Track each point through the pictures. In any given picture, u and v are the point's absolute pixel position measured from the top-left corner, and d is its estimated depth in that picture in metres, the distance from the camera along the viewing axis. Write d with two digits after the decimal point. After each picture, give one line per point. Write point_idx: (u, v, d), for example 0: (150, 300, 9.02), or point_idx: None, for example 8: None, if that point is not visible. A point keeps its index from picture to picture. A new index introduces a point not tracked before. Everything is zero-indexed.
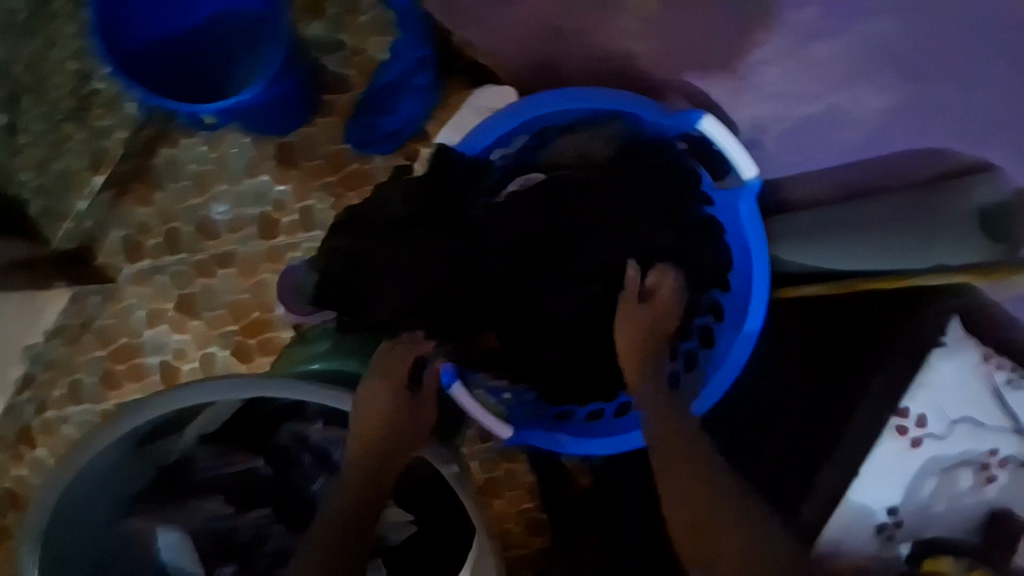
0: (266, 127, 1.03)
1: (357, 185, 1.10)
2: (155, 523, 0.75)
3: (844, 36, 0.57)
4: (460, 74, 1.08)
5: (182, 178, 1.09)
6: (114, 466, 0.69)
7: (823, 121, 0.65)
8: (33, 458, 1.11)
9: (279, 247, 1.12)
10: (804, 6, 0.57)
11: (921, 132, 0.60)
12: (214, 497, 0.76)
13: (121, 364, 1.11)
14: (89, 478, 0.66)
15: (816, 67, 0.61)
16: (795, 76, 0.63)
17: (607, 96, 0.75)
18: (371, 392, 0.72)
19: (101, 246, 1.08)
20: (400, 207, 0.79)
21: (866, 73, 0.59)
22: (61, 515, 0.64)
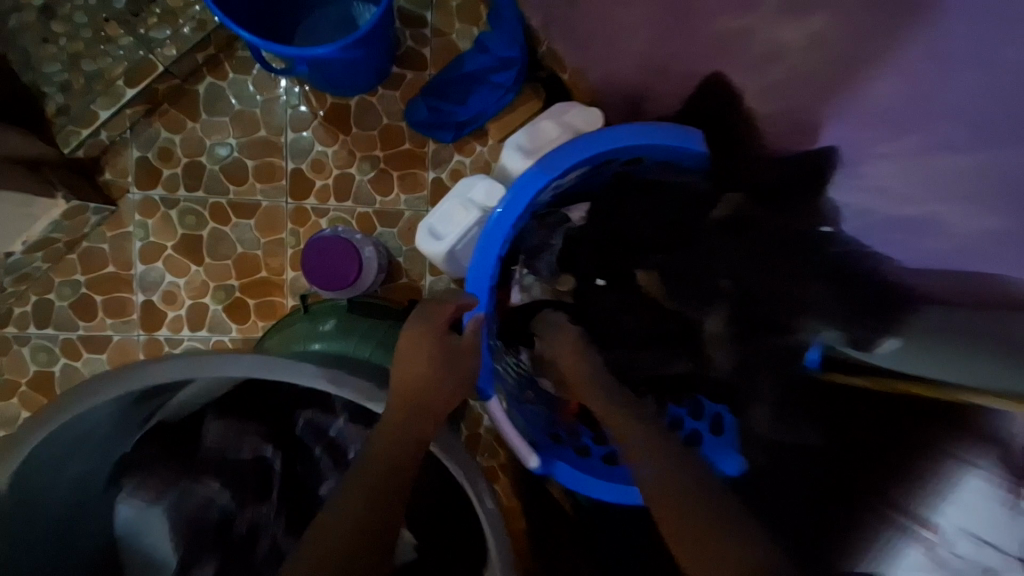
0: (332, 86, 0.99)
1: (407, 165, 1.06)
2: (151, 491, 0.70)
3: (981, 155, 0.47)
4: (537, 82, 1.04)
5: (223, 113, 1.03)
6: (108, 416, 0.60)
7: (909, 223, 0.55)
8: None
9: (308, 209, 1.05)
10: (944, 117, 0.49)
11: (997, 260, 0.46)
12: (207, 481, 0.70)
13: (101, 295, 1.02)
14: (82, 429, 0.58)
15: (928, 165, 0.52)
16: (907, 175, 0.54)
17: (695, 136, 0.74)
18: (407, 341, 0.68)
19: (113, 163, 1.01)
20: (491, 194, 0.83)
21: (983, 196, 0.47)
22: (33, 466, 0.56)
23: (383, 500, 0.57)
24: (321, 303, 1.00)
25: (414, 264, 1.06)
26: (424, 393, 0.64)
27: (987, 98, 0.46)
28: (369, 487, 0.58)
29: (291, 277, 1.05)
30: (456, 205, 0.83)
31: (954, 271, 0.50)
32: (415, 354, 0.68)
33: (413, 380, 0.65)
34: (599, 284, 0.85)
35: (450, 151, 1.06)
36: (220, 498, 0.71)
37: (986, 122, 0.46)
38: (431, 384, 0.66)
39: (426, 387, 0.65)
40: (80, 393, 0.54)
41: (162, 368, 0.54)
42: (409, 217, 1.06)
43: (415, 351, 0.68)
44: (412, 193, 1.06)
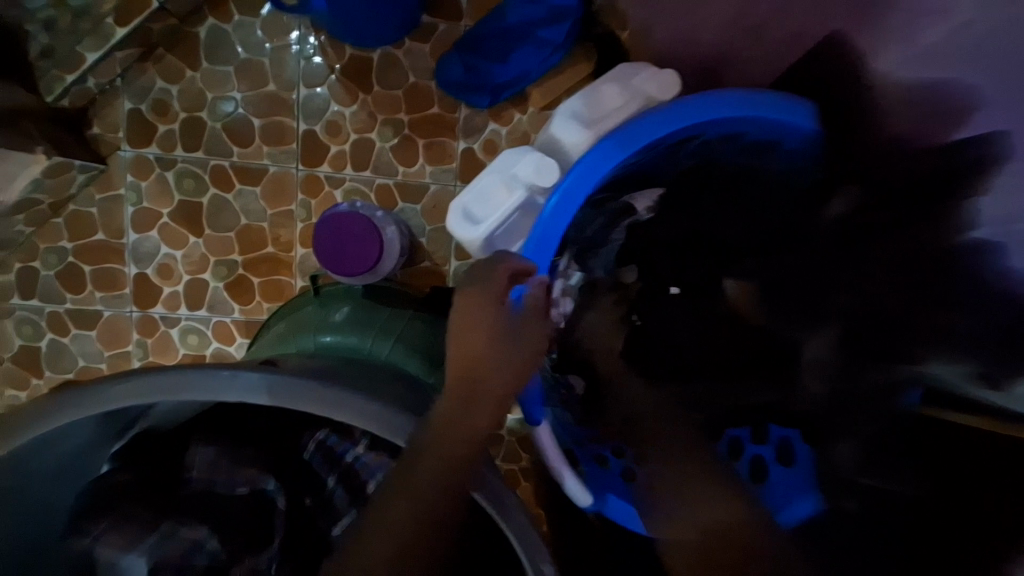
0: (360, 37, 0.85)
1: (435, 132, 0.92)
2: (115, 547, 0.51)
3: None
4: (590, 41, 0.89)
5: (226, 61, 0.90)
6: (58, 453, 0.45)
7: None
8: None
9: (321, 177, 0.92)
10: None
11: None
12: (196, 523, 0.53)
13: (90, 265, 0.91)
14: (39, 466, 0.44)
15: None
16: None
17: (806, 109, 0.59)
18: (465, 302, 0.57)
19: (102, 116, 0.89)
20: (543, 165, 0.68)
21: None
22: None
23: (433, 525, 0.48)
24: (333, 286, 0.88)
25: (438, 246, 0.94)
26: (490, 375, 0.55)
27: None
28: (416, 508, 0.48)
29: (300, 254, 0.93)
30: (498, 176, 0.70)
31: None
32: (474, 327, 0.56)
33: (475, 356, 0.56)
34: (671, 293, 0.73)
35: (485, 118, 0.92)
36: (212, 543, 0.53)
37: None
38: (497, 361, 0.56)
39: (486, 370, 0.56)
40: (18, 422, 0.41)
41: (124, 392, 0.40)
42: (435, 192, 0.93)
43: (474, 322, 0.56)
44: (439, 165, 0.93)
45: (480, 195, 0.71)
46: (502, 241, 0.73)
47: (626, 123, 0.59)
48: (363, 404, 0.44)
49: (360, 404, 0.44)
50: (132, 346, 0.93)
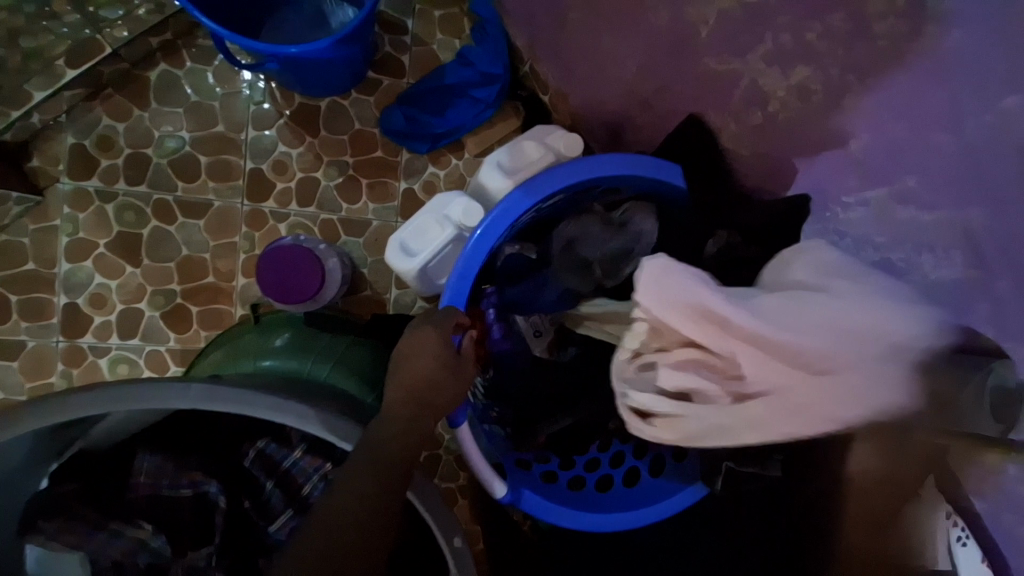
0: (307, 87, 0.94)
1: (378, 173, 1.01)
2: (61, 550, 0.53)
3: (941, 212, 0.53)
4: (517, 101, 1.03)
5: (175, 103, 0.95)
6: (8, 466, 0.48)
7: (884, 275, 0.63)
8: None
9: (266, 212, 0.98)
10: (916, 175, 0.54)
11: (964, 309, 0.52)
12: (143, 524, 0.57)
13: (18, 295, 0.91)
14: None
15: (886, 230, 0.60)
16: (875, 226, 0.61)
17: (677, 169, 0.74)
18: (415, 329, 0.64)
19: (43, 149, 0.91)
20: (470, 208, 0.79)
21: (945, 248, 0.53)
22: None
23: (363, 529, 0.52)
24: (275, 314, 0.93)
25: (379, 277, 1.01)
26: (432, 389, 0.62)
27: (940, 163, 0.51)
28: (356, 510, 0.52)
29: (242, 284, 0.97)
30: (433, 215, 0.80)
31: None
32: (415, 356, 0.63)
33: (422, 378, 0.62)
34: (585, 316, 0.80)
35: (424, 162, 1.02)
36: (157, 542, 0.57)
37: (934, 186, 0.53)
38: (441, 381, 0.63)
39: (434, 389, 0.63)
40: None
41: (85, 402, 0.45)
42: (377, 227, 1.01)
43: (416, 350, 0.63)
44: (381, 203, 1.01)
45: (416, 232, 0.80)
46: (434, 270, 0.83)
47: (541, 175, 0.70)
48: (299, 408, 0.51)
49: (299, 410, 0.50)
50: (57, 376, 0.91)
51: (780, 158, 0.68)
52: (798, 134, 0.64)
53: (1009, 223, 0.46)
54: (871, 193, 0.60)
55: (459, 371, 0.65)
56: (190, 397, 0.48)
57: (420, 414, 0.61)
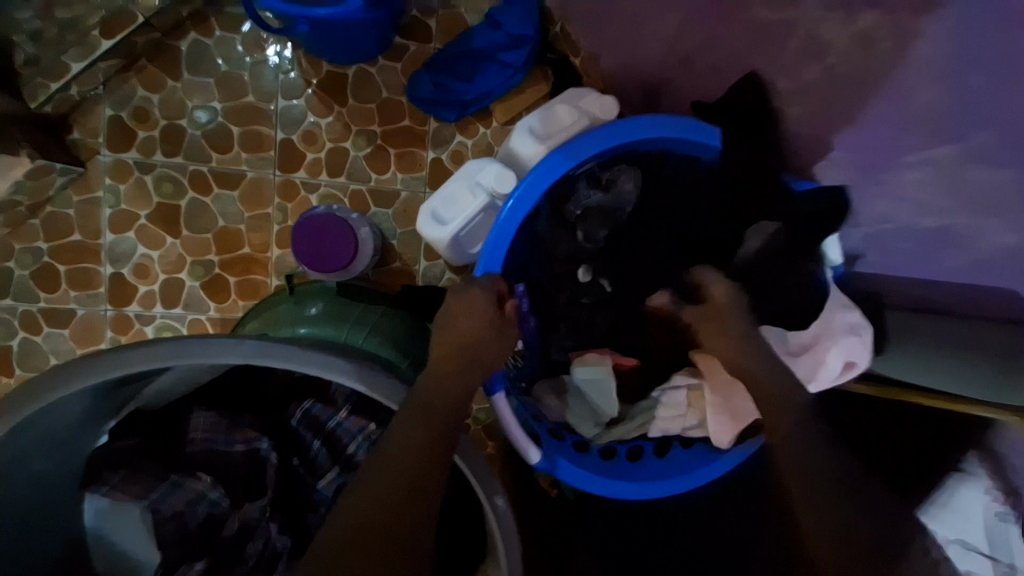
0: (335, 54, 0.93)
1: (405, 143, 1.00)
2: (128, 497, 0.58)
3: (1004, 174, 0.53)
4: (547, 65, 1.00)
5: (205, 73, 0.95)
6: (76, 414, 0.51)
7: (952, 241, 0.60)
8: None
9: (297, 183, 0.98)
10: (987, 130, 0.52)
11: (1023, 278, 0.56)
12: (200, 476, 0.60)
13: (66, 265, 0.95)
14: (45, 431, 0.49)
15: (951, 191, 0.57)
16: (939, 187, 0.58)
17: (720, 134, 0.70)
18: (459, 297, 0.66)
19: (84, 122, 0.94)
20: (500, 173, 0.77)
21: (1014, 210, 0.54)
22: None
23: (410, 489, 0.51)
24: (308, 285, 0.93)
25: (409, 248, 1.01)
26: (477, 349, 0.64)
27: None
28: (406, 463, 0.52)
29: (277, 255, 0.98)
30: (459, 181, 0.80)
31: (978, 288, 0.61)
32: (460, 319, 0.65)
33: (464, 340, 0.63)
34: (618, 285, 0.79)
35: (452, 131, 1.01)
36: (214, 494, 0.61)
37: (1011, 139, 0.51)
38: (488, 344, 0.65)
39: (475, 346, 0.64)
40: (30, 391, 0.45)
41: (141, 358, 0.47)
42: (405, 198, 1.01)
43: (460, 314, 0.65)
44: (409, 173, 1.00)
45: (444, 201, 0.80)
46: (462, 239, 0.82)
47: (584, 136, 0.68)
48: (347, 366, 0.52)
49: (345, 367, 0.52)
50: (106, 343, 0.96)
51: (832, 120, 0.64)
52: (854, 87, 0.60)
53: None
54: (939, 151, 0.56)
55: (496, 336, 0.65)
56: (238, 355, 0.49)
57: (467, 373, 0.62)
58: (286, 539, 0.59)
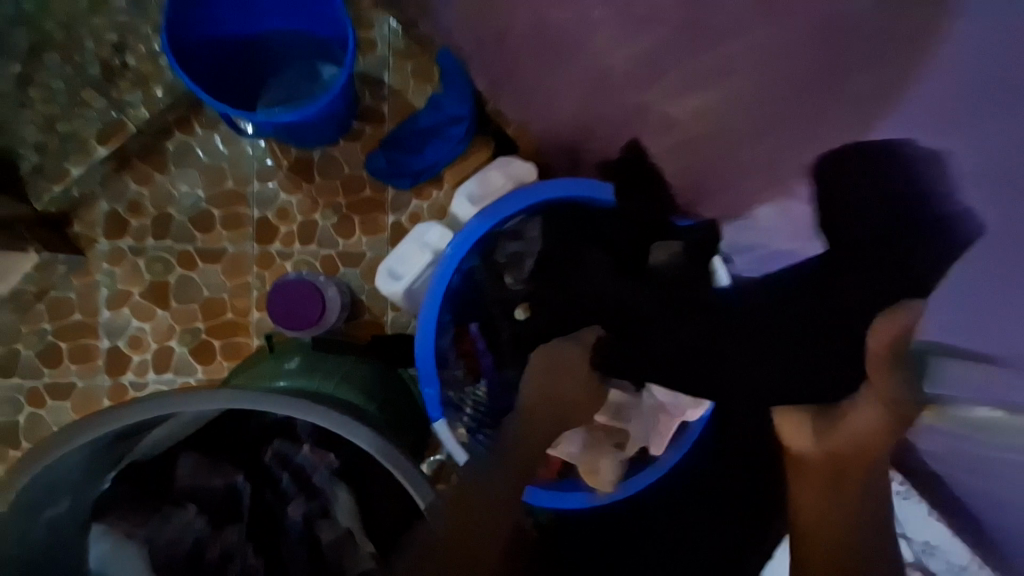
0: (303, 139, 1.09)
1: (368, 210, 1.15)
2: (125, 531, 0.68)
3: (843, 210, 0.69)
4: (487, 134, 1.15)
5: (190, 166, 1.10)
6: (77, 468, 0.61)
7: (1000, 240, 0.62)
8: None
9: (273, 253, 1.12)
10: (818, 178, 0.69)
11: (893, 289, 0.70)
12: (186, 508, 0.70)
13: (67, 343, 1.07)
14: (52, 484, 0.59)
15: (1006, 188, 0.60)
16: (988, 197, 0.62)
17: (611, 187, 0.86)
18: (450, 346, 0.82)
19: (83, 216, 1.08)
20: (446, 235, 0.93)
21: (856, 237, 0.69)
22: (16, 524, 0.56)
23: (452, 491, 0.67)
24: (286, 342, 1.04)
25: (376, 301, 1.13)
26: None
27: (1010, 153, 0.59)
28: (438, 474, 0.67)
29: (257, 317, 1.10)
30: (411, 241, 0.93)
31: None
32: None
33: None
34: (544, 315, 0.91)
35: (408, 197, 1.16)
36: (198, 523, 0.70)
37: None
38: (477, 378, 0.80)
39: None
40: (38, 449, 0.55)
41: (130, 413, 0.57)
42: (371, 258, 1.14)
43: None
44: (374, 236, 1.14)
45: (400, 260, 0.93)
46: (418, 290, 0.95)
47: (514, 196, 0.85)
48: (305, 404, 0.62)
49: (305, 404, 0.62)
50: None
51: (776, 133, 0.73)
52: (817, 77, 0.68)
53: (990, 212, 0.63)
54: (980, 165, 0.62)
55: None
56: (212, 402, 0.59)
57: None
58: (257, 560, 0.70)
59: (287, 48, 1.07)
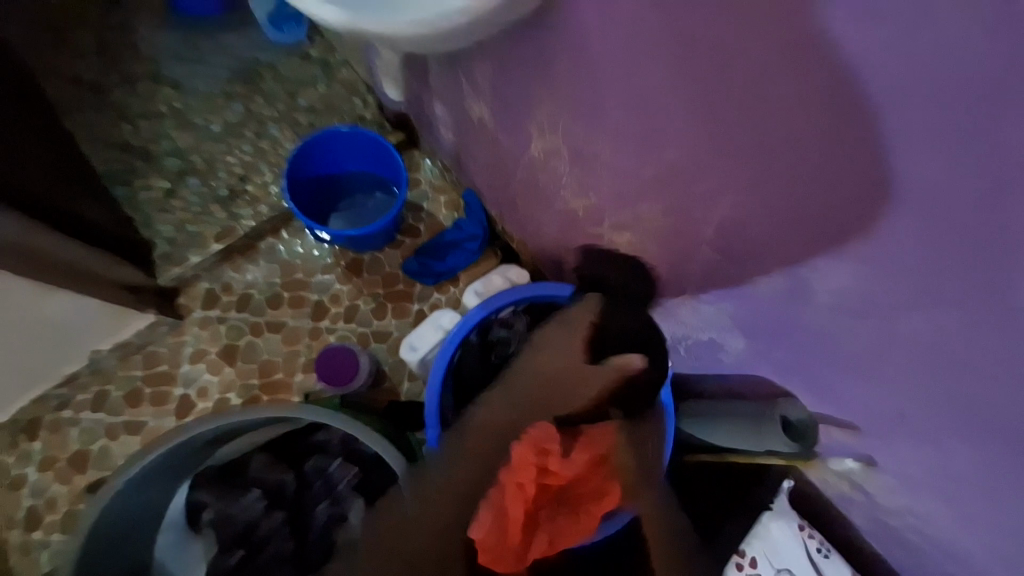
0: (359, 246, 1.47)
1: (398, 300, 1.48)
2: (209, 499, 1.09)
3: (748, 321, 0.89)
4: (496, 248, 1.50)
5: (273, 260, 1.49)
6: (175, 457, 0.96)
7: (894, 354, 0.68)
8: (43, 442, 1.38)
9: (321, 328, 1.45)
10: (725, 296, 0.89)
11: (816, 385, 0.85)
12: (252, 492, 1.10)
13: (150, 387, 1.40)
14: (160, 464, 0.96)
15: (922, 375, 0.66)
16: (971, 344, 0.58)
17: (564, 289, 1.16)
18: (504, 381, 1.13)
19: (189, 291, 1.45)
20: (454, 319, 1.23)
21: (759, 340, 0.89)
22: (151, 482, 0.99)
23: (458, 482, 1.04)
24: (321, 397, 1.32)
25: (396, 372, 1.41)
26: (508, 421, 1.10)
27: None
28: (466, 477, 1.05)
29: (300, 378, 1.41)
30: (429, 325, 1.23)
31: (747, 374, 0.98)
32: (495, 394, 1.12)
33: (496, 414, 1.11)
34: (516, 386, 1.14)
35: (431, 291, 1.48)
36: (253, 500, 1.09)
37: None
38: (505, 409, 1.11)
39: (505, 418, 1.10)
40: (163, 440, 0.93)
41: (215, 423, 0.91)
42: (396, 337, 1.44)
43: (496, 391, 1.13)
44: (401, 320, 1.46)
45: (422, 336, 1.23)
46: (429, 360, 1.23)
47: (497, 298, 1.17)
48: (334, 417, 0.95)
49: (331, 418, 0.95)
50: None
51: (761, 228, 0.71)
52: (852, 198, 0.58)
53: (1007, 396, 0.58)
54: (907, 354, 0.66)
55: None
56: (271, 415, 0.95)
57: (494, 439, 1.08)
58: (289, 541, 1.07)
59: (358, 182, 1.49)
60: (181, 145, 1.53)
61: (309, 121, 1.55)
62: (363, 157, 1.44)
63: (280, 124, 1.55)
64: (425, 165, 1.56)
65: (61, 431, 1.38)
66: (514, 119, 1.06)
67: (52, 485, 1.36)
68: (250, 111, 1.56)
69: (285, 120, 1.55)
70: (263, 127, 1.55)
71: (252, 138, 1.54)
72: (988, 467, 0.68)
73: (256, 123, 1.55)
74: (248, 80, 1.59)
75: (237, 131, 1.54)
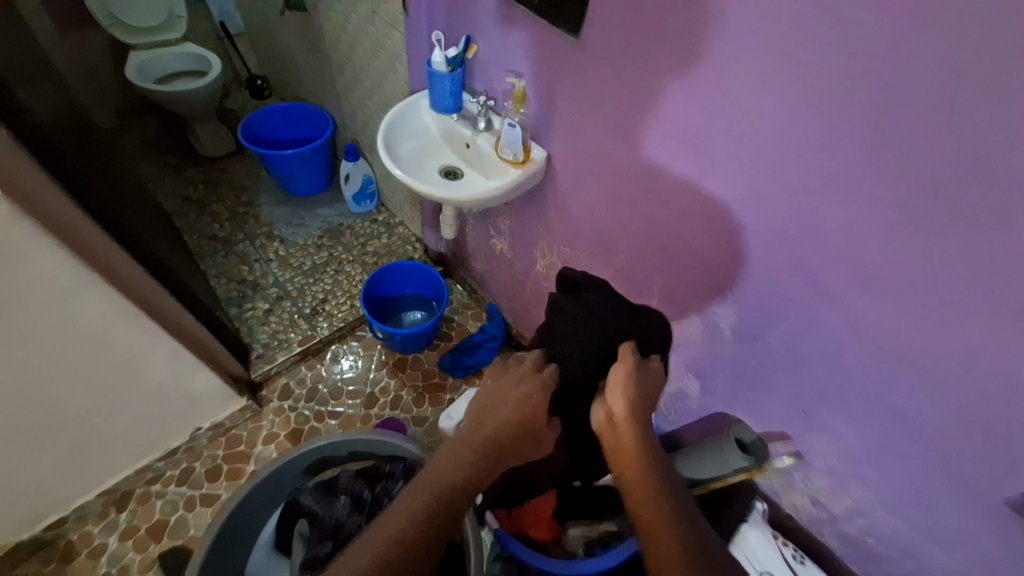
0: (407, 348, 1.92)
1: (433, 390, 1.87)
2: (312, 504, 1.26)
3: (700, 365, 1.37)
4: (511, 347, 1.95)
5: (339, 360, 1.93)
6: (288, 468, 1.27)
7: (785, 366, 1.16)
8: (130, 513, 1.63)
9: (372, 414, 1.81)
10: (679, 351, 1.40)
11: (750, 403, 1.30)
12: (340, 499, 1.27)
13: (228, 464, 1.71)
14: (279, 474, 1.27)
15: (802, 373, 1.14)
16: (818, 344, 1.07)
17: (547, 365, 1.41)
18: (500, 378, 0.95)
19: (271, 385, 1.86)
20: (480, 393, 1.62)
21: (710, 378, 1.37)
22: (270, 487, 1.28)
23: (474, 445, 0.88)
24: None
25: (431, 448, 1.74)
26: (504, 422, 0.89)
27: (983, 127, 0.71)
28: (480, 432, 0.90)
29: None
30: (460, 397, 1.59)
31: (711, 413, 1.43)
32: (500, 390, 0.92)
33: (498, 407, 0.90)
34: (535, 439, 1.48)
35: (460, 382, 1.89)
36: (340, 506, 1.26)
37: (939, 189, 0.78)
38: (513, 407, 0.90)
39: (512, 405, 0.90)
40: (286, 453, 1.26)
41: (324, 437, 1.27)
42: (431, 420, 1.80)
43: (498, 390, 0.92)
44: (436, 405, 1.83)
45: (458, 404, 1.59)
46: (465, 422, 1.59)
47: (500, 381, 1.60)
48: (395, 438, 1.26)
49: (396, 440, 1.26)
50: None
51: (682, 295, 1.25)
52: (729, 274, 1.14)
53: (840, 377, 1.07)
54: (791, 362, 1.15)
55: None
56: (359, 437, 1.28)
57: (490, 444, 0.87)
58: None
59: (410, 299, 2.02)
60: (280, 278, 2.11)
61: (375, 260, 2.17)
62: (415, 281, 1.99)
63: (354, 263, 2.16)
64: (457, 289, 2.11)
65: (146, 502, 1.65)
66: (525, 249, 1.64)
67: (128, 553, 1.57)
68: (333, 254, 2.18)
69: (358, 260, 2.17)
70: (342, 265, 2.16)
71: (332, 272, 2.13)
72: (863, 438, 1.10)
73: (336, 262, 2.16)
74: (334, 235, 2.24)
75: (322, 268, 2.14)
